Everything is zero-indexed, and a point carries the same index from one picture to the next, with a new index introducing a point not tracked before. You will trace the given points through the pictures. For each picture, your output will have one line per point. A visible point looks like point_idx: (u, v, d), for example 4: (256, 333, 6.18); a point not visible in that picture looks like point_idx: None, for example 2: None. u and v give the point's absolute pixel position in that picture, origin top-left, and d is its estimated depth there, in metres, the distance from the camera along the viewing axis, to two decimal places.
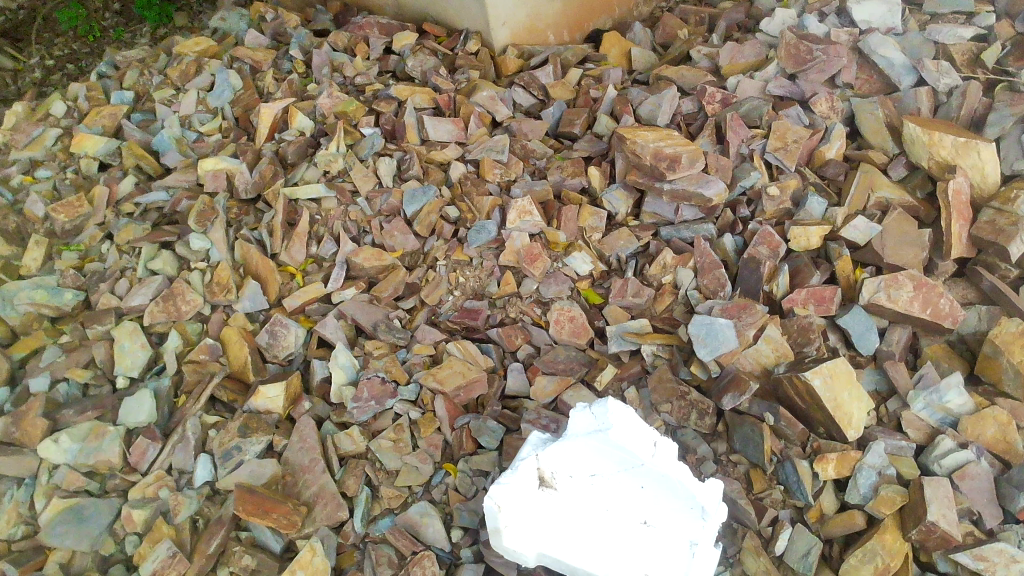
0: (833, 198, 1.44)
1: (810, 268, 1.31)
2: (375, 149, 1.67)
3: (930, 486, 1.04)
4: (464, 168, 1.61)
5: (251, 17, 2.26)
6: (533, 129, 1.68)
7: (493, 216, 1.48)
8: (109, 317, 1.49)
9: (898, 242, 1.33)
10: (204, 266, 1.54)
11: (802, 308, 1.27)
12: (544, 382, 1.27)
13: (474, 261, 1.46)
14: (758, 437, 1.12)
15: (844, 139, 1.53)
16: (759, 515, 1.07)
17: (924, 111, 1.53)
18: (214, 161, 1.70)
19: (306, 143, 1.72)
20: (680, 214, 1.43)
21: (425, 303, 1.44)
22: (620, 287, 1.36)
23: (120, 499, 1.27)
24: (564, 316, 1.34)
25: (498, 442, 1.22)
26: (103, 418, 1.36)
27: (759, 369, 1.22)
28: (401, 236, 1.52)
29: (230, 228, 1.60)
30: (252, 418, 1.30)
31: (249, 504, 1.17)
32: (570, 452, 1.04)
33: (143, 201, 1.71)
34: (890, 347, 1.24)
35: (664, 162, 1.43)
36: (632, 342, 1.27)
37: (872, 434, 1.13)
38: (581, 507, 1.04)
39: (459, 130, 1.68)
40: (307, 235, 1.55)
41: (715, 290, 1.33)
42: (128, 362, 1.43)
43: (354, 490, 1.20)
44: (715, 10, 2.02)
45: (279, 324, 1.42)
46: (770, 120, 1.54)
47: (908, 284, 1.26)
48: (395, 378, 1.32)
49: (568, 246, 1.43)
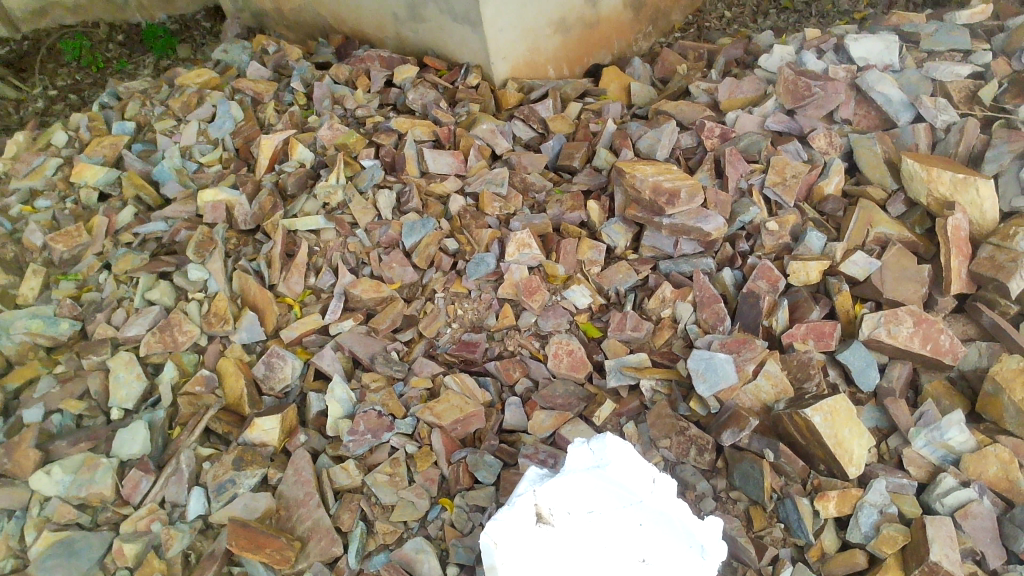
0: (832, 233, 1.44)
1: (810, 303, 1.31)
2: (375, 181, 1.67)
3: (932, 525, 1.03)
4: (463, 200, 1.61)
5: (253, 50, 2.28)
6: (533, 162, 1.69)
7: (492, 249, 1.49)
8: (105, 347, 1.48)
9: (898, 278, 1.33)
10: (201, 296, 1.54)
11: (802, 342, 1.26)
12: (543, 416, 1.26)
13: (473, 293, 1.46)
14: (757, 473, 1.10)
15: (843, 174, 1.53)
16: (760, 554, 1.05)
17: (922, 147, 1.53)
18: (214, 192, 1.71)
19: (306, 175, 1.72)
20: (680, 248, 1.43)
21: (423, 335, 1.43)
22: (619, 320, 1.35)
23: (111, 532, 1.26)
24: (563, 349, 1.33)
25: (495, 477, 1.20)
26: (96, 450, 1.35)
27: (758, 405, 1.21)
28: (399, 268, 1.52)
29: (229, 258, 1.61)
30: (247, 451, 1.29)
31: (241, 539, 1.15)
32: (568, 488, 1.03)
33: (141, 231, 1.71)
34: (891, 384, 1.23)
35: (664, 196, 1.43)
36: (631, 376, 1.26)
37: (872, 472, 1.12)
38: (578, 543, 0.99)
39: (459, 163, 1.69)
40: (306, 265, 1.55)
41: (714, 324, 1.32)
42: (123, 393, 1.42)
43: (349, 526, 1.19)
44: (714, 46, 2.04)
45: (276, 355, 1.41)
46: (769, 154, 1.55)
47: (908, 320, 1.26)
48: (392, 411, 1.30)
49: (567, 279, 1.44)
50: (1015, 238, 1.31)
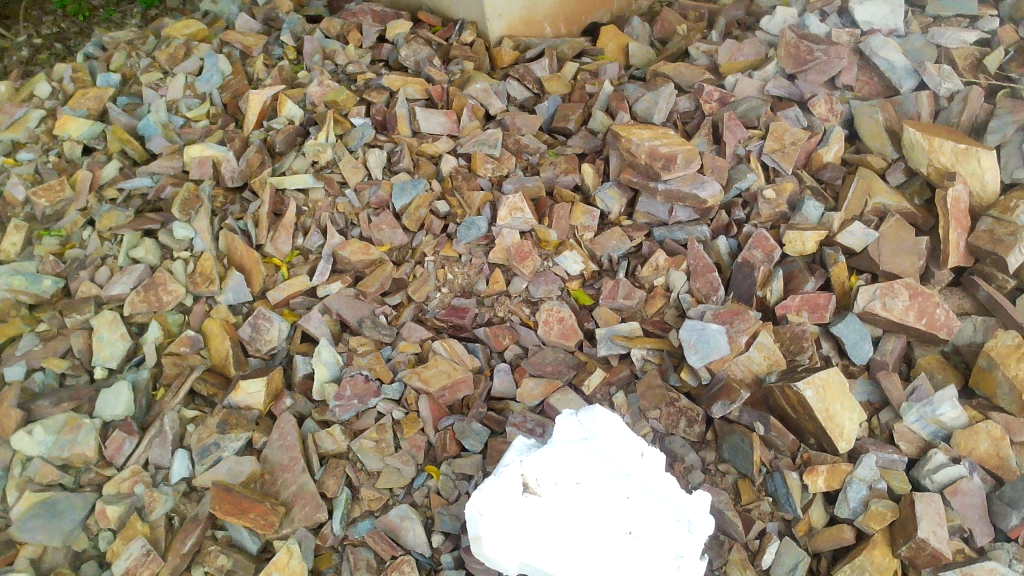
0: (830, 203, 1.41)
1: (805, 274, 1.29)
2: (365, 140, 1.63)
3: (921, 502, 1.02)
4: (455, 161, 1.57)
5: (242, 1, 2.22)
6: (527, 123, 1.65)
7: (483, 212, 1.46)
8: (88, 306, 1.46)
9: (895, 249, 1.31)
10: (187, 256, 1.51)
11: (796, 314, 1.25)
12: (531, 385, 1.24)
13: (463, 258, 1.43)
14: (747, 447, 1.09)
15: (843, 143, 1.50)
16: (747, 528, 1.06)
17: (925, 115, 1.50)
18: (200, 148, 1.67)
19: (295, 132, 1.69)
20: (675, 215, 1.41)
21: (412, 299, 1.41)
22: (611, 288, 1.33)
23: (94, 493, 1.25)
24: (553, 317, 1.31)
25: (482, 445, 1.20)
26: (79, 410, 1.33)
27: (750, 377, 1.19)
28: (389, 230, 1.49)
29: (215, 216, 1.57)
30: (232, 414, 1.27)
31: (224, 504, 1.14)
32: (555, 458, 1.02)
33: (126, 187, 1.67)
34: (884, 357, 1.22)
35: (659, 161, 1.39)
36: (622, 345, 1.24)
37: (863, 447, 1.11)
38: (564, 514, 0.98)
39: (451, 123, 1.65)
40: (294, 225, 1.53)
41: (708, 294, 1.29)
42: (107, 352, 1.40)
43: (334, 492, 1.18)
44: (715, 6, 1.98)
45: (262, 317, 1.38)
46: (768, 121, 1.52)
47: (904, 293, 1.24)
48: (379, 375, 1.29)
49: (559, 245, 1.41)
50: (1015, 212, 1.29)
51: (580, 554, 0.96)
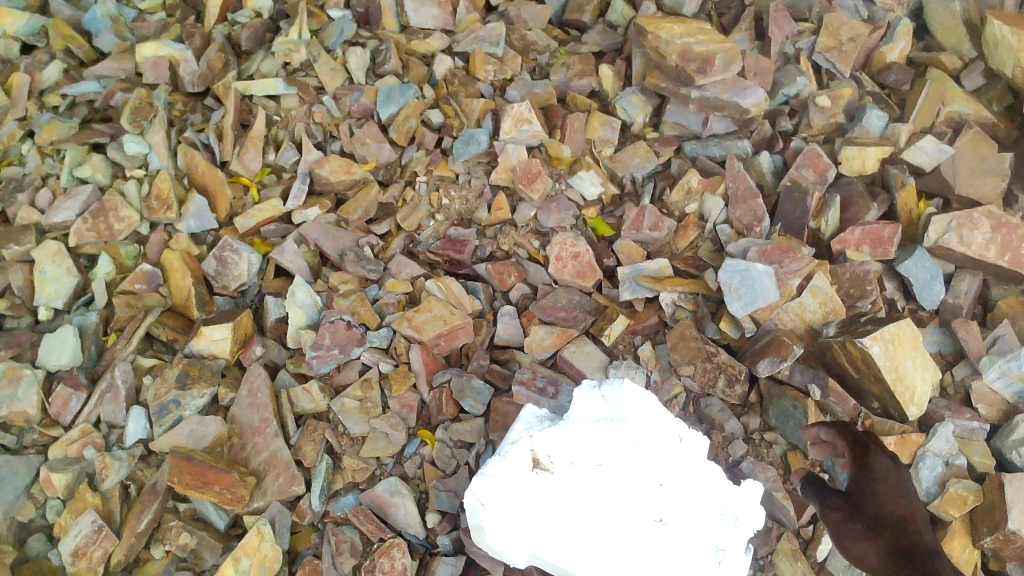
0: (894, 112, 1.19)
1: (866, 200, 1.08)
2: (345, 36, 1.38)
3: (1010, 486, 0.86)
4: (451, 62, 1.34)
5: None
6: (535, 15, 1.40)
7: (484, 123, 1.24)
8: (27, 236, 1.26)
9: (973, 169, 1.11)
10: (140, 175, 1.30)
11: (855, 251, 1.05)
12: (541, 333, 1.06)
13: (461, 178, 1.22)
14: (800, 415, 0.93)
15: (910, 38, 1.26)
16: (799, 512, 0.90)
17: (1009, 4, 1.26)
18: (154, 46, 1.41)
19: (263, 27, 1.44)
20: (710, 127, 1.19)
21: (401, 228, 1.21)
22: (635, 216, 1.12)
23: (39, 457, 1.09)
24: (567, 252, 1.10)
25: (485, 407, 1.02)
26: (19, 359, 1.16)
27: (803, 328, 1.00)
28: (375, 144, 1.27)
29: (172, 127, 1.34)
30: (194, 365, 1.10)
31: (185, 475, 1.00)
32: (573, 433, 0.85)
33: (69, 92, 1.44)
34: (958, 301, 1.03)
35: (693, 64, 1.16)
36: (649, 288, 1.04)
37: (936, 413, 0.94)
38: (584, 499, 0.81)
39: (446, 15, 1.38)
40: (264, 139, 1.31)
41: (750, 225, 1.09)
42: (51, 290, 1.22)
43: (313, 460, 1.02)
44: None
45: (229, 248, 1.19)
46: (821, 12, 1.27)
47: (984, 224, 1.04)
48: (364, 321, 1.09)
49: (574, 163, 1.20)
50: None
51: (604, 548, 0.79)
